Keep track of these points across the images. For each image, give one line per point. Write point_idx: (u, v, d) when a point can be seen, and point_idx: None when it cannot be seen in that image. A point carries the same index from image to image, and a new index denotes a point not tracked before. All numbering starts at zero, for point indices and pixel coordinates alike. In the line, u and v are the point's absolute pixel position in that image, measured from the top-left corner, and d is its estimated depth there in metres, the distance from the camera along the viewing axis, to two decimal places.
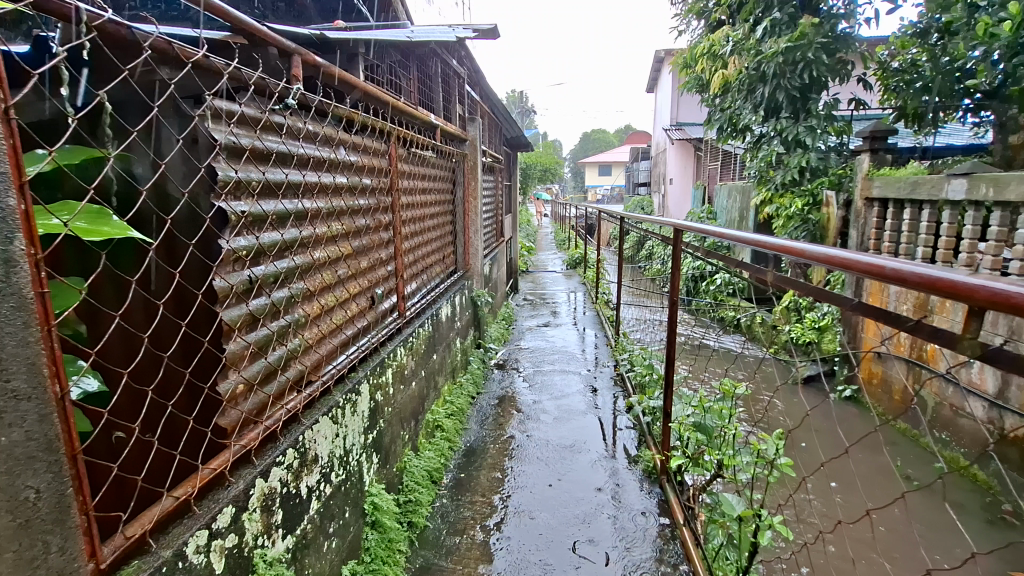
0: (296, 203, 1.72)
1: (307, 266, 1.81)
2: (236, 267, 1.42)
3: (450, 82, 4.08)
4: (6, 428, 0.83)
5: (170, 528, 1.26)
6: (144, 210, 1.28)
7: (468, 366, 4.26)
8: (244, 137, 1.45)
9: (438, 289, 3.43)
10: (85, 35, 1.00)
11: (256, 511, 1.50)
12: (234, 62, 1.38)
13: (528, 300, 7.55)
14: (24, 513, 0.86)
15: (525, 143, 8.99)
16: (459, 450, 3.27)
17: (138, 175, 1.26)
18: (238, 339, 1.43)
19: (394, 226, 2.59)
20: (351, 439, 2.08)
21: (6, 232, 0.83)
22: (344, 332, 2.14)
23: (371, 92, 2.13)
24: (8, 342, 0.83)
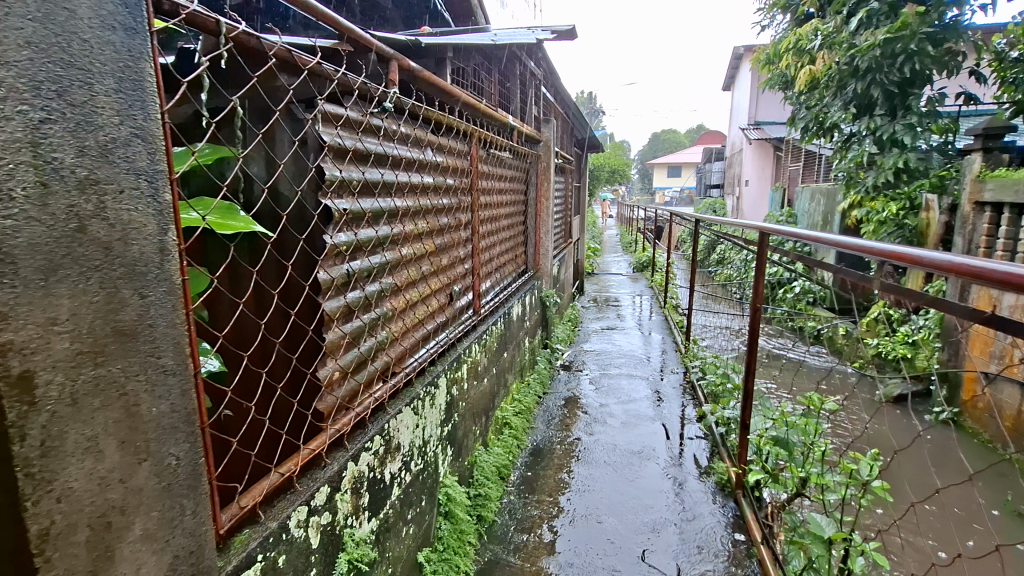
0: (389, 201, 1.81)
1: (395, 262, 1.90)
2: (337, 261, 1.51)
3: (528, 83, 4.12)
4: (157, 399, 0.93)
5: (276, 501, 1.36)
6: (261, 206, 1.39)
7: (535, 365, 4.30)
8: (348, 139, 1.54)
9: (510, 288, 3.47)
10: (223, 46, 1.10)
11: (347, 492, 1.59)
12: (343, 68, 1.46)
13: (593, 303, 7.48)
14: (167, 477, 0.96)
15: (595, 143, 8.92)
16: (526, 448, 3.30)
17: (256, 174, 1.37)
18: (336, 329, 1.52)
19: (472, 225, 2.65)
20: (429, 430, 2.16)
21: (162, 224, 0.93)
22: (425, 327, 2.21)
23: (458, 94, 2.20)
24: (160, 323, 0.93)
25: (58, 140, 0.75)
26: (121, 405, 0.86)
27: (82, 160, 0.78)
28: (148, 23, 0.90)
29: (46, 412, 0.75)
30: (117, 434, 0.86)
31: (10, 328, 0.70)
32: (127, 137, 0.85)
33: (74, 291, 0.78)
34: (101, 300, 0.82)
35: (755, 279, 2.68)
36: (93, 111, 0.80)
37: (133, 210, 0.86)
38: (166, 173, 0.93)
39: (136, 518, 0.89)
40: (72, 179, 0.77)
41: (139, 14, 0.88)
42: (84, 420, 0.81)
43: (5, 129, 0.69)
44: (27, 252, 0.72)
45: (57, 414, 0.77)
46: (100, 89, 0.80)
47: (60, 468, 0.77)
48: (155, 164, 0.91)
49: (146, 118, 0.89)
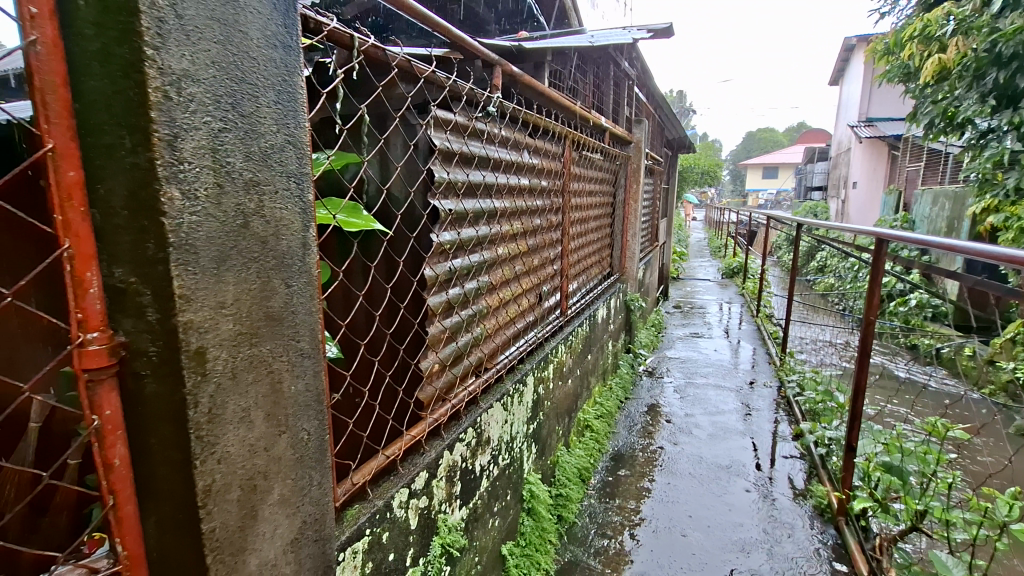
0: (488, 202, 1.87)
1: (492, 261, 1.97)
2: (441, 258, 1.59)
3: (621, 83, 4.07)
4: (295, 378, 1.03)
5: (381, 481, 1.47)
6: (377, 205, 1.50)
7: (617, 369, 4.24)
8: (455, 143, 1.62)
9: (596, 290, 3.45)
10: (355, 58, 1.20)
11: (442, 479, 1.68)
12: (454, 75, 1.53)
13: (678, 308, 7.22)
14: (300, 449, 1.06)
15: (686, 143, 8.60)
16: (607, 453, 3.27)
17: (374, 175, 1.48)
18: (438, 323, 1.61)
19: (562, 225, 2.67)
20: (517, 426, 2.21)
21: (305, 221, 1.03)
22: (515, 325, 2.27)
23: (555, 97, 2.22)
24: (301, 311, 1.03)
25: (231, 147, 0.86)
26: (268, 381, 0.97)
27: (248, 164, 0.89)
28: (301, 40, 1.00)
29: (213, 383, 0.86)
30: (264, 407, 0.96)
31: (191, 308, 0.82)
32: (281, 143, 0.95)
33: (238, 279, 0.89)
34: (257, 287, 0.93)
35: (869, 291, 2.46)
36: (257, 120, 0.90)
37: (284, 208, 0.97)
38: (310, 176, 1.03)
39: (275, 484, 1.00)
40: (240, 180, 0.88)
41: (294, 32, 0.98)
42: (240, 393, 0.91)
43: (193, 138, 0.80)
44: (205, 243, 0.83)
45: (221, 386, 0.88)
46: (263, 101, 0.91)
47: (221, 433, 0.89)
48: (302, 167, 1.01)
49: (297, 126, 0.99)
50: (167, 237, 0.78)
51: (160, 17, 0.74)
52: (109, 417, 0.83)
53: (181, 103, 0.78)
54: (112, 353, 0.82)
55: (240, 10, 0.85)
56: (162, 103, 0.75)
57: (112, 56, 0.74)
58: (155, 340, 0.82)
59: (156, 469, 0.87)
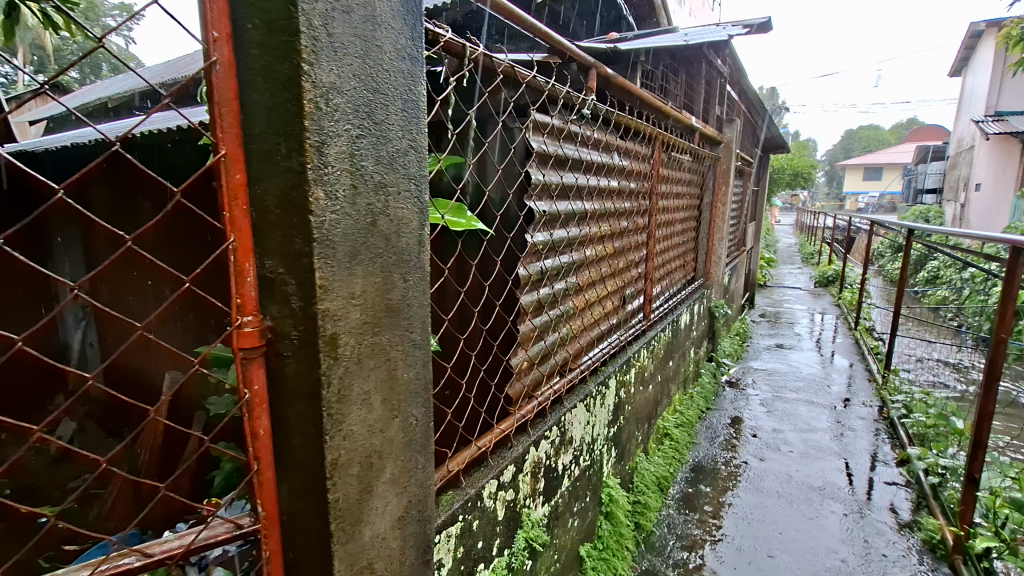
0: (579, 204, 1.89)
1: (580, 263, 1.99)
2: (534, 258, 1.64)
3: (712, 82, 3.93)
4: (409, 367, 1.11)
5: (473, 470, 1.53)
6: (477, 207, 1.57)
7: (699, 378, 4.09)
8: (551, 146, 1.66)
9: (679, 295, 3.36)
10: (466, 67, 1.27)
11: (527, 475, 1.72)
12: (552, 79, 1.57)
13: (765, 317, 6.83)
14: (410, 433, 1.13)
15: (778, 144, 8.09)
16: (687, 463, 3.17)
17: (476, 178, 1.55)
18: (528, 321, 1.66)
19: (648, 227, 2.63)
20: (598, 429, 2.21)
21: (422, 220, 1.10)
22: (599, 326, 2.27)
23: (647, 98, 2.20)
24: (415, 305, 1.10)
25: (365, 153, 0.94)
26: (386, 368, 1.04)
27: (378, 168, 0.97)
28: (424, 51, 1.07)
29: (343, 366, 0.95)
30: (382, 391, 1.04)
31: (329, 297, 0.91)
32: (405, 148, 1.03)
33: (366, 273, 0.97)
34: (380, 280, 1.01)
35: (999, 306, 2.21)
36: (386, 127, 0.98)
37: (405, 209, 1.04)
38: (427, 178, 1.10)
39: (388, 464, 1.08)
40: (370, 182, 0.96)
41: (420, 44, 1.05)
42: (364, 376, 1.00)
43: (336, 144, 0.89)
44: (341, 239, 0.92)
45: (349, 369, 0.96)
46: (393, 109, 0.98)
47: (347, 413, 0.97)
48: (421, 170, 1.08)
49: (418, 133, 1.06)
50: (312, 233, 0.87)
51: (315, 37, 0.82)
52: (256, 391, 0.94)
53: (328, 113, 0.86)
54: (261, 335, 0.92)
55: (378, 27, 0.92)
56: (314, 113, 0.84)
57: (273, 71, 0.83)
58: (296, 325, 0.91)
59: (291, 440, 0.96)
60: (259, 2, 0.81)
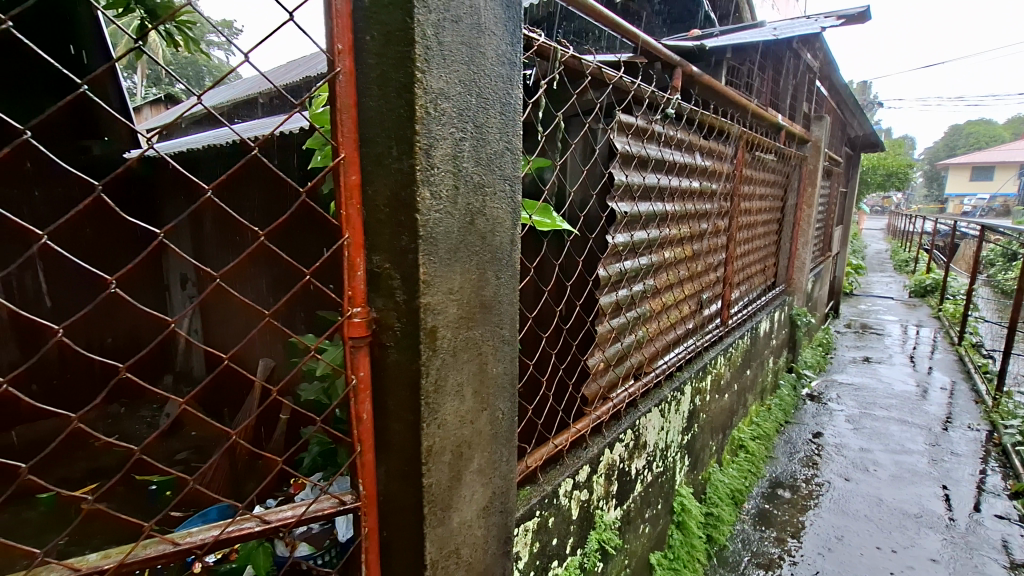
0: (660, 205, 1.87)
1: (658, 265, 1.95)
2: (613, 259, 1.64)
3: (801, 77, 3.72)
4: (499, 360, 1.14)
5: (549, 468, 1.55)
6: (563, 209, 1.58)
7: (777, 389, 3.87)
8: (634, 146, 1.65)
9: (759, 301, 3.21)
10: (557, 69, 1.28)
11: (601, 476, 1.72)
12: (637, 79, 1.55)
13: (851, 328, 6.36)
14: (495, 427, 1.16)
15: (871, 142, 7.52)
16: (763, 478, 3.02)
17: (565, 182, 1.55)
18: (606, 322, 1.66)
19: (729, 230, 2.55)
20: (672, 435, 2.17)
21: (514, 219, 1.13)
22: (675, 330, 2.22)
23: (734, 96, 2.13)
24: (505, 301, 1.13)
25: (467, 155, 0.98)
26: (477, 362, 1.08)
27: (477, 169, 1.01)
28: (522, 54, 1.09)
29: (440, 358, 1.00)
30: (473, 384, 1.09)
31: (431, 292, 0.96)
32: (502, 149, 1.06)
33: (463, 270, 1.01)
34: (475, 277, 1.05)
35: None
36: (486, 130, 1.02)
37: (500, 208, 1.08)
38: (521, 178, 1.13)
39: (476, 454, 1.12)
40: (470, 182, 1.00)
41: (518, 48, 1.07)
42: (458, 368, 1.04)
43: (442, 146, 0.93)
44: (443, 237, 0.97)
45: (444, 361, 1.01)
46: (492, 112, 1.02)
47: (441, 403, 1.02)
48: (516, 171, 1.11)
49: (514, 135, 1.09)
50: (417, 231, 0.92)
51: (427, 46, 0.88)
52: (362, 377, 1.01)
53: (435, 117, 0.91)
54: (367, 325, 0.99)
55: (482, 34, 0.96)
56: (424, 117, 0.89)
57: (388, 80, 0.89)
58: (399, 317, 0.97)
59: (391, 425, 1.02)
60: (378, 15, 0.87)
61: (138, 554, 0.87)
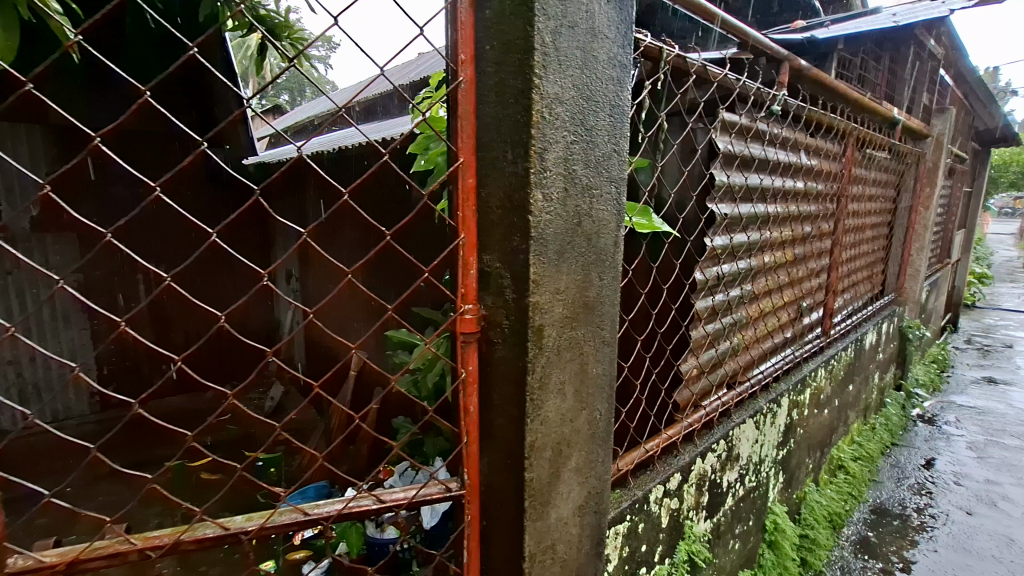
0: (762, 207, 1.79)
1: (757, 269, 1.87)
2: (711, 262, 1.61)
3: (921, 66, 3.38)
4: (598, 361, 1.15)
5: (640, 472, 1.53)
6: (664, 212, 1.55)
7: (884, 408, 3.54)
8: (737, 146, 1.60)
9: (865, 311, 2.96)
10: (661, 68, 1.27)
11: (692, 486, 1.67)
12: (743, 76, 1.49)
13: (973, 345, 5.67)
14: (592, 427, 1.17)
15: (1002, 137, 6.66)
16: (866, 503, 2.78)
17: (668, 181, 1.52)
18: (701, 327, 1.62)
19: (835, 234, 2.39)
20: (766, 449, 2.06)
21: (618, 221, 1.13)
22: (773, 338, 2.10)
23: (846, 91, 1.99)
24: (607, 302, 1.14)
25: (576, 158, 1.00)
26: (578, 362, 1.10)
27: (585, 171, 1.02)
28: (632, 57, 1.09)
29: (545, 356, 1.03)
30: (575, 383, 1.10)
31: (540, 291, 0.99)
32: (609, 152, 1.07)
33: (570, 271, 1.03)
34: (580, 278, 1.06)
35: None
36: (595, 133, 1.03)
37: (606, 210, 1.08)
38: (626, 181, 1.12)
39: (573, 453, 1.14)
40: (578, 184, 1.01)
41: (629, 51, 1.07)
42: (561, 367, 1.06)
43: (555, 149, 0.96)
44: (552, 238, 0.99)
45: (549, 359, 1.04)
46: (602, 115, 1.03)
47: (544, 401, 1.04)
48: (622, 173, 1.11)
49: (622, 137, 1.09)
50: (530, 232, 0.95)
51: (545, 52, 0.90)
52: (471, 371, 1.05)
53: (549, 121, 0.94)
54: (478, 322, 1.03)
55: (595, 38, 0.98)
56: (540, 122, 0.92)
57: (506, 87, 0.92)
58: (508, 315, 1.01)
59: (496, 419, 1.06)
60: (499, 25, 0.91)
61: (276, 520, 0.96)
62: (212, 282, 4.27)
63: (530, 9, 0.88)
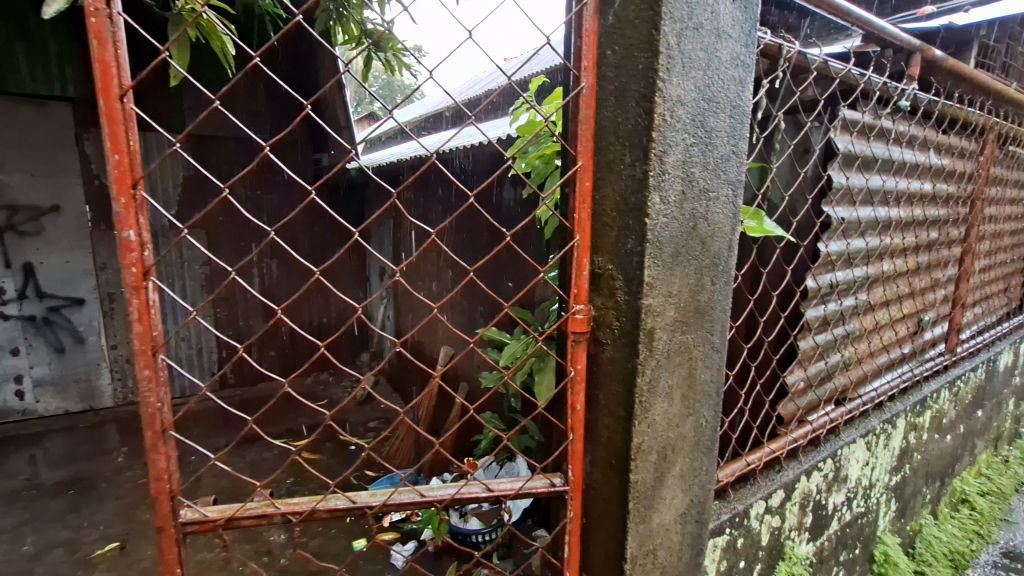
0: (884, 211, 1.66)
1: (875, 278, 1.74)
2: (825, 268, 1.52)
3: None
4: (708, 367, 1.13)
5: (740, 485, 1.47)
6: (780, 216, 1.47)
7: (1018, 439, 3.13)
8: (859, 146, 1.50)
9: (999, 329, 2.64)
10: (780, 65, 1.21)
11: (795, 505, 1.58)
12: (868, 71, 1.40)
13: None
14: (697, 434, 1.15)
15: None
16: (994, 545, 2.47)
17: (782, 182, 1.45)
18: (810, 338, 1.54)
19: (966, 241, 2.16)
20: (878, 473, 1.90)
21: (733, 225, 1.10)
22: (888, 352, 1.94)
23: (988, 82, 1.79)
24: (717, 306, 1.11)
25: (694, 160, 0.98)
26: (686, 367, 1.08)
27: (703, 173, 1.01)
28: (755, 57, 1.05)
29: (655, 358, 1.02)
30: (682, 388, 1.09)
31: (653, 294, 0.99)
32: (727, 154, 1.04)
33: (684, 274, 1.02)
34: (693, 281, 1.04)
35: None
36: (715, 135, 1.01)
37: (721, 213, 1.06)
38: (743, 183, 1.09)
39: (678, 459, 1.12)
40: (695, 187, 1.00)
41: (752, 50, 1.04)
42: (670, 370, 1.05)
43: (675, 152, 0.95)
44: (667, 241, 0.99)
45: (659, 361, 1.03)
46: (721, 117, 1.01)
47: (651, 404, 1.04)
48: (738, 175, 1.08)
49: (741, 140, 1.06)
50: (646, 234, 0.96)
51: (670, 56, 0.91)
52: (579, 370, 1.06)
53: (671, 124, 0.93)
54: (588, 322, 1.04)
55: (719, 40, 0.96)
56: (661, 125, 0.92)
57: (628, 90, 0.93)
58: (619, 316, 1.01)
59: (602, 418, 1.07)
60: (623, 29, 0.92)
61: (397, 498, 1.03)
62: (336, 278, 4.69)
63: (656, 13, 0.88)
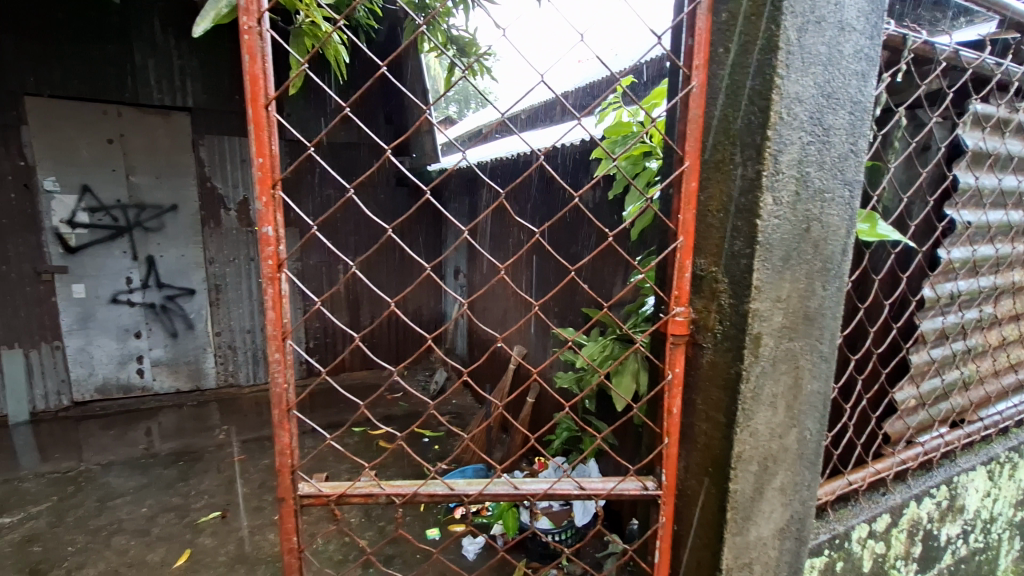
0: (1018, 215, 1.50)
1: (1003, 290, 1.57)
2: (945, 277, 1.39)
3: None
4: (815, 377, 1.07)
5: (841, 505, 1.38)
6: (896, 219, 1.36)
7: None
8: (991, 144, 1.37)
9: None
10: (906, 57, 1.13)
11: (903, 533, 1.46)
12: (1006, 61, 1.28)
13: None
14: (800, 447, 1.10)
15: None
16: None
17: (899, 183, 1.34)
18: (925, 352, 1.42)
19: None
20: (1000, 505, 1.71)
21: (848, 228, 1.03)
22: (1016, 372, 1.74)
23: None
24: (828, 314, 1.05)
25: (810, 160, 0.94)
26: (791, 377, 1.04)
27: (819, 174, 0.96)
28: (881, 51, 0.99)
29: (760, 365, 0.99)
30: (787, 398, 1.04)
31: (760, 298, 0.96)
32: (845, 152, 0.99)
33: (793, 279, 0.98)
34: (803, 286, 1.00)
35: None
36: (832, 133, 0.96)
37: (836, 215, 1.01)
38: (861, 184, 1.03)
39: (778, 471, 1.07)
40: (810, 188, 0.96)
41: (878, 42, 0.97)
42: (774, 379, 1.01)
43: (790, 151, 0.92)
44: (778, 244, 0.95)
45: (763, 369, 1.00)
46: (840, 114, 0.96)
47: (753, 413, 1.01)
48: (857, 175, 1.02)
49: (861, 138, 1.00)
50: (755, 236, 0.93)
51: (789, 53, 0.88)
52: (676, 374, 1.03)
53: (787, 123, 0.90)
54: (689, 325, 1.01)
55: (842, 32, 0.91)
56: (777, 123, 0.89)
57: (741, 88, 0.91)
58: (722, 320, 0.99)
59: (699, 423, 1.04)
60: (737, 26, 0.90)
61: (492, 489, 1.06)
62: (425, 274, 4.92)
63: (776, 8, 0.86)
